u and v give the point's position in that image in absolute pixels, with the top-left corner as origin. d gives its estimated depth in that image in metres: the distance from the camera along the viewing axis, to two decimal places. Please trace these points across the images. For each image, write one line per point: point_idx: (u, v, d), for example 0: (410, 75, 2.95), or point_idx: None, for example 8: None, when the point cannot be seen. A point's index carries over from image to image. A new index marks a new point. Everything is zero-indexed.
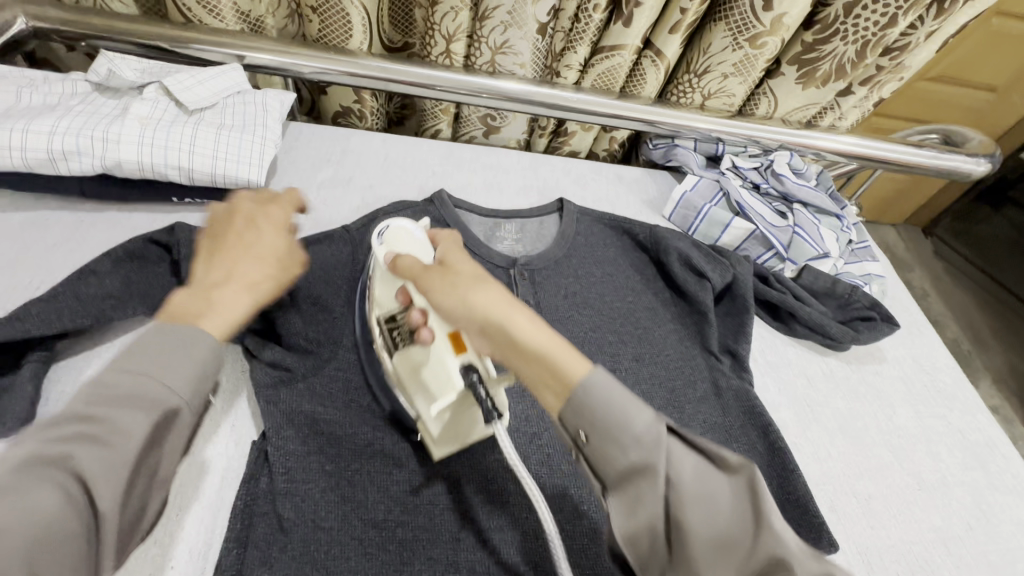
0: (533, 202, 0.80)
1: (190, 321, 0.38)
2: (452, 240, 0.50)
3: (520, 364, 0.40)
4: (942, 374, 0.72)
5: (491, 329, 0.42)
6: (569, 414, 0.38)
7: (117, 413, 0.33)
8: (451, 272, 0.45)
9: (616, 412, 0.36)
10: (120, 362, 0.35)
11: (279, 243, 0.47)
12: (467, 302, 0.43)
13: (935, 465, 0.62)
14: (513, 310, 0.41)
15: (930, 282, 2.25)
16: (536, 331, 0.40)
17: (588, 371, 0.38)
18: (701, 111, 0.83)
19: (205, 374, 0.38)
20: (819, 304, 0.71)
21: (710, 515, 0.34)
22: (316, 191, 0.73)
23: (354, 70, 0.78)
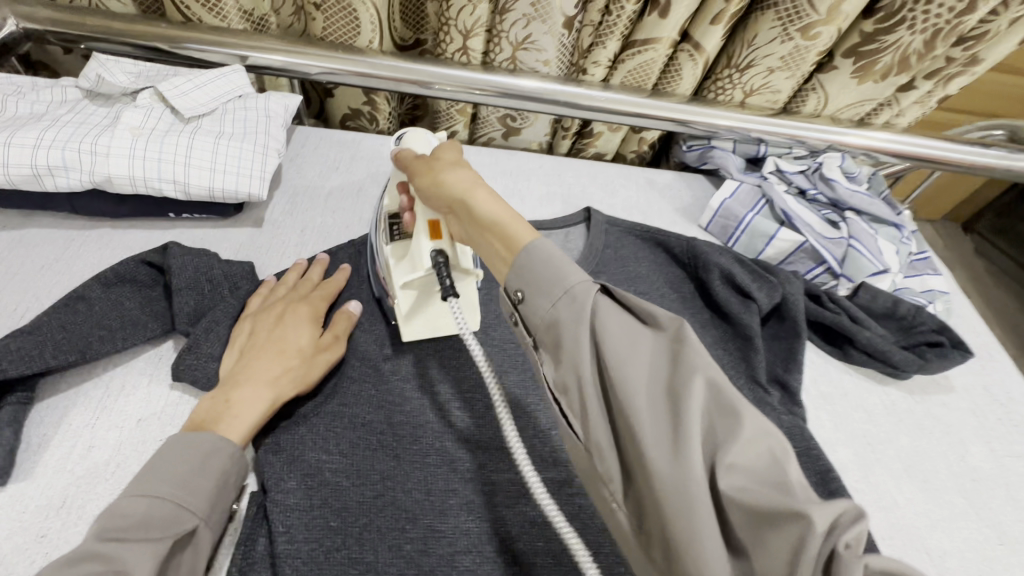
0: (557, 211, 0.74)
1: (209, 439, 0.42)
2: (452, 144, 0.49)
3: (481, 239, 0.39)
4: (1019, 405, 0.64)
5: (457, 196, 0.41)
6: (516, 283, 0.35)
7: (134, 539, 0.36)
8: (428, 171, 0.46)
9: (624, 353, 0.30)
10: (133, 490, 0.38)
11: (303, 337, 0.51)
12: (440, 183, 0.44)
13: (1016, 514, 0.55)
14: (474, 186, 0.41)
15: (970, 281, 2.13)
16: (491, 202, 0.39)
17: (575, 286, 0.33)
18: (742, 109, 0.76)
19: (221, 498, 0.41)
20: (879, 327, 0.64)
21: (730, 453, 0.27)
22: (323, 202, 0.68)
23: (364, 70, 0.72)
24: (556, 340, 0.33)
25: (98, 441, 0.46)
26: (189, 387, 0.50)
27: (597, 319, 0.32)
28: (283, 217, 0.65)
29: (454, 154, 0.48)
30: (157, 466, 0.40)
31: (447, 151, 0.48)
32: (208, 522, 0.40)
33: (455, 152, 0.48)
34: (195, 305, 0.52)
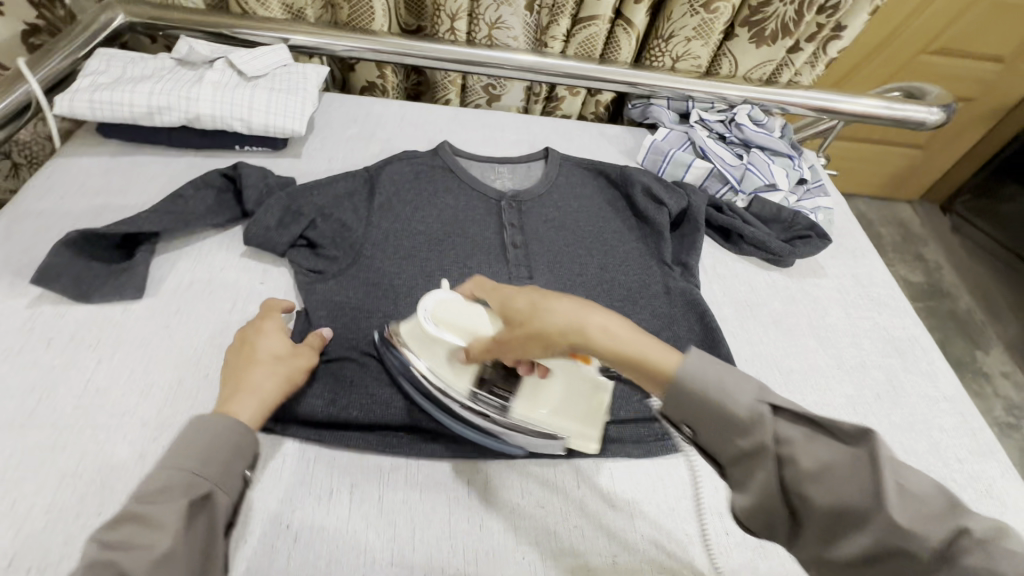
0: (524, 152, 0.95)
1: (218, 418, 0.46)
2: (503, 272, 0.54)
3: (625, 363, 0.44)
4: (878, 286, 0.82)
5: (565, 319, 0.46)
6: (674, 410, 0.42)
7: (161, 503, 0.41)
8: (521, 300, 0.50)
9: (824, 474, 0.37)
10: (162, 465, 0.43)
11: (273, 347, 0.56)
12: (582, 326, 0.45)
13: (856, 351, 0.73)
14: (594, 308, 0.46)
15: (944, 253, 2.19)
16: (626, 331, 0.45)
17: (749, 407, 0.39)
18: (671, 73, 0.97)
19: (232, 468, 0.45)
20: (765, 228, 0.83)
21: (892, 514, 0.34)
22: (345, 142, 0.90)
23: (376, 46, 0.95)
24: (746, 450, 0.39)
25: (195, 280, 0.68)
26: (255, 253, 0.72)
27: (682, 376, 0.41)
28: (316, 151, 0.88)
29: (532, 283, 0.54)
30: (179, 444, 0.44)
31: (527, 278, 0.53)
32: (225, 489, 0.44)
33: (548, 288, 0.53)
34: (259, 198, 0.74)
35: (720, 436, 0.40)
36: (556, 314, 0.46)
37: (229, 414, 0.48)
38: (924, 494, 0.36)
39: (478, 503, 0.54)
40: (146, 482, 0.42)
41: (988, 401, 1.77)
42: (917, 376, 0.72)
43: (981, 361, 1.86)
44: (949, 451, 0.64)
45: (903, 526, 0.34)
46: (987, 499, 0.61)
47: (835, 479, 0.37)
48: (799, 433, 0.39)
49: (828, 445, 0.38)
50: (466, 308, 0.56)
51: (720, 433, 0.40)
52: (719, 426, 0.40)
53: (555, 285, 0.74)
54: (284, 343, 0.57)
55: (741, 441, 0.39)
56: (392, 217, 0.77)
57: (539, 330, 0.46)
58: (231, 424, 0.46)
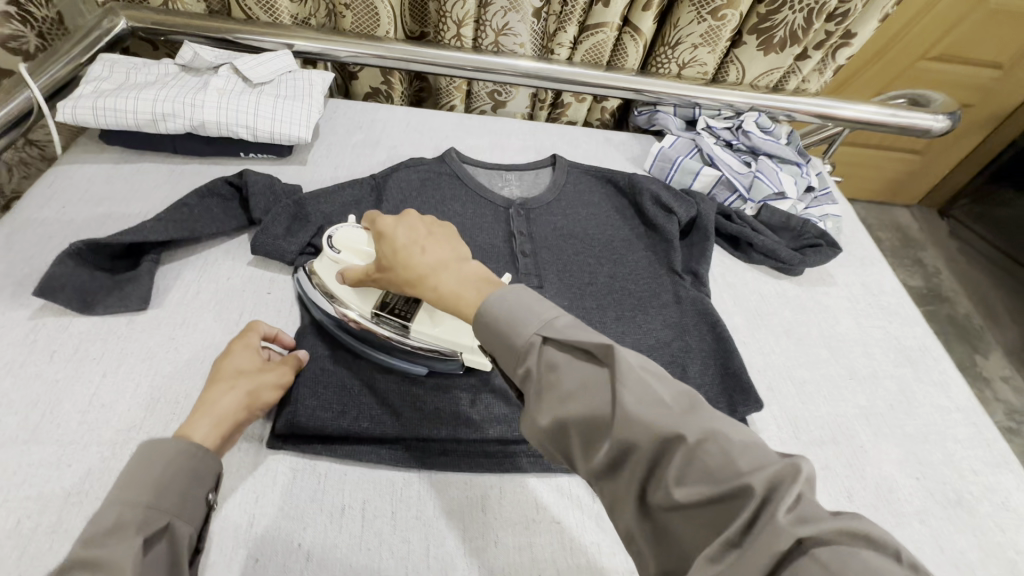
0: (530, 158, 0.95)
1: (169, 444, 0.45)
2: (380, 215, 0.55)
3: (438, 303, 0.49)
4: (887, 295, 0.82)
5: (406, 268, 0.51)
6: (488, 341, 0.44)
7: (114, 542, 0.39)
8: (387, 245, 0.53)
9: (623, 389, 0.36)
10: (118, 501, 0.41)
11: (243, 361, 0.55)
12: (406, 250, 0.52)
13: (867, 361, 0.73)
14: (449, 261, 0.50)
15: (943, 259, 2.20)
16: (439, 256, 0.51)
17: (524, 337, 0.42)
18: (678, 79, 0.97)
19: (191, 492, 0.44)
20: (775, 236, 0.83)
21: (714, 465, 0.32)
22: (351, 149, 0.90)
23: (381, 53, 0.94)
24: (686, 502, 0.32)
25: (201, 290, 0.67)
26: (262, 262, 0.71)
27: (500, 299, 0.44)
28: (322, 158, 0.87)
29: (426, 222, 0.55)
30: (130, 475, 0.43)
31: (408, 216, 0.56)
32: (185, 516, 0.43)
33: (432, 224, 0.56)
34: (266, 206, 0.73)
35: (509, 362, 0.43)
36: (410, 266, 0.51)
37: (183, 436, 0.47)
38: (728, 459, 0.33)
39: (493, 519, 0.53)
40: (95, 523, 0.39)
41: (988, 406, 1.77)
42: (929, 386, 0.71)
43: (981, 365, 1.87)
44: (963, 462, 0.64)
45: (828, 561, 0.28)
46: (1003, 511, 0.60)
47: (666, 418, 0.35)
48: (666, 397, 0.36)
49: (667, 387, 0.37)
50: (360, 234, 0.61)
51: (614, 458, 0.36)
52: (615, 441, 0.35)
53: (565, 293, 0.74)
54: (256, 358, 0.56)
55: (602, 447, 0.36)
56: (401, 225, 0.77)
57: (398, 272, 0.52)
58: (181, 447, 0.45)
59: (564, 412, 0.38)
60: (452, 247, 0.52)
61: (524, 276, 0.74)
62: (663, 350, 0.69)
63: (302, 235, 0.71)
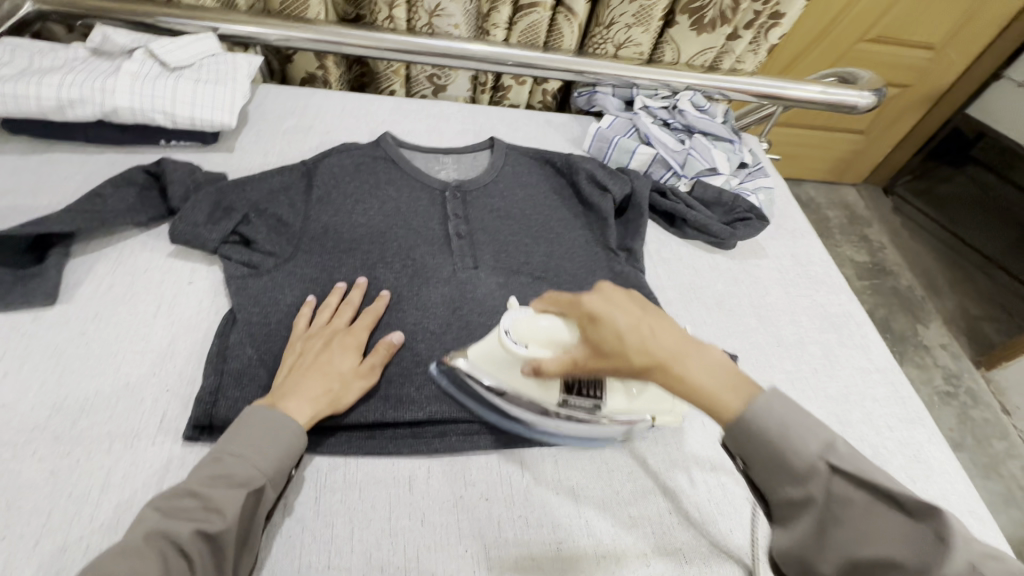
0: (470, 141, 0.94)
1: (282, 419, 0.50)
2: (586, 295, 0.46)
3: (689, 402, 0.42)
4: (815, 265, 0.85)
5: (636, 357, 0.43)
6: (732, 441, 0.42)
7: (223, 488, 0.44)
8: (606, 331, 0.44)
9: (788, 437, 0.40)
10: (224, 450, 0.47)
11: (345, 362, 0.57)
12: (683, 364, 0.43)
13: (794, 328, 0.75)
14: (688, 346, 0.44)
15: (888, 235, 2.29)
16: (713, 358, 0.43)
17: (807, 459, 0.39)
18: (614, 60, 0.98)
19: (285, 466, 0.48)
20: (708, 211, 0.85)
21: (887, 529, 0.37)
22: (282, 135, 0.87)
23: (311, 36, 0.91)
24: (870, 560, 0.37)
25: (116, 283, 0.64)
26: (184, 251, 0.69)
27: (761, 412, 0.41)
28: (250, 145, 0.84)
29: (627, 293, 0.47)
30: (244, 431, 0.48)
31: (606, 291, 0.47)
32: (275, 485, 0.47)
33: (639, 300, 0.47)
34: (185, 193, 0.71)
35: (770, 480, 0.40)
36: (644, 352, 0.43)
37: (278, 409, 0.50)
38: (917, 532, 0.36)
39: (420, 498, 0.53)
40: (207, 466, 0.45)
41: (928, 372, 1.86)
42: (851, 350, 0.74)
43: (922, 334, 1.96)
44: (880, 419, 0.67)
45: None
46: (914, 464, 0.63)
47: (846, 466, 0.38)
48: (859, 495, 0.38)
49: (891, 517, 0.37)
50: (548, 319, 0.51)
51: (795, 507, 0.40)
52: (816, 521, 0.39)
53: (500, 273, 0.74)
54: (358, 361, 0.57)
55: (790, 493, 0.39)
56: (330, 211, 0.75)
57: (625, 364, 0.43)
58: (286, 425, 0.49)
59: (854, 557, 0.37)
60: (681, 327, 0.45)
61: (459, 257, 0.74)
62: None
63: (223, 223, 0.68)
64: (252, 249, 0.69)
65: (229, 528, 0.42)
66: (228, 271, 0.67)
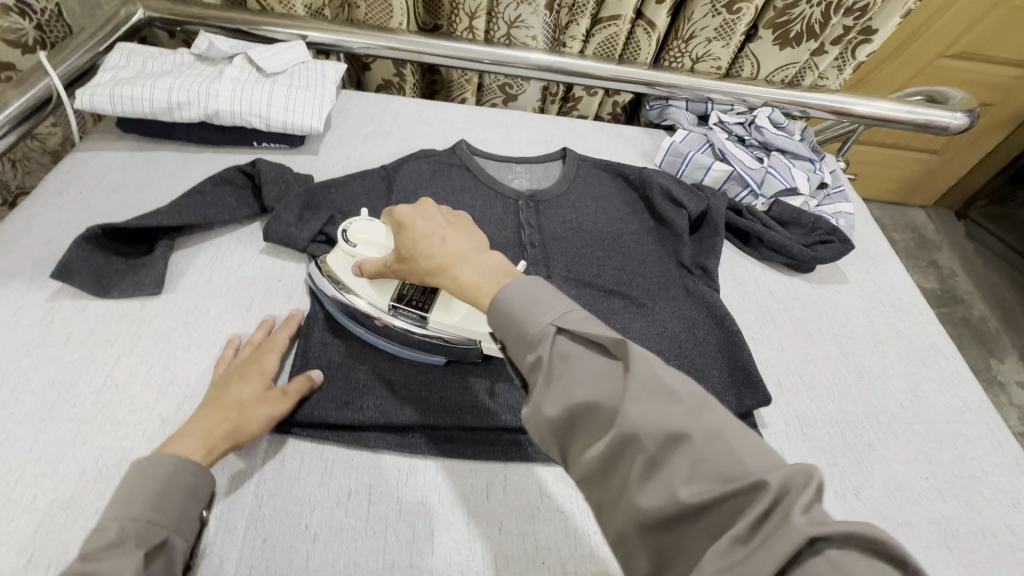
0: (540, 151, 0.95)
1: (158, 460, 0.46)
2: (399, 208, 0.55)
3: (454, 294, 0.49)
4: (900, 293, 0.81)
5: (425, 253, 0.52)
6: (496, 328, 0.44)
7: (114, 557, 0.40)
8: (407, 237, 0.54)
9: (528, 315, 0.42)
10: (111, 518, 0.42)
11: (245, 391, 0.53)
12: (456, 266, 0.50)
13: (878, 359, 0.72)
14: (472, 253, 0.51)
15: (959, 261, 2.16)
16: (485, 267, 0.48)
17: (540, 326, 0.41)
18: (691, 74, 0.97)
19: (188, 510, 0.46)
20: (786, 232, 0.82)
21: (698, 448, 0.34)
22: (362, 139, 0.90)
23: (393, 45, 0.94)
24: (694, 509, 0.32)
25: (214, 276, 0.68)
26: (274, 249, 0.72)
27: (510, 294, 0.44)
28: (333, 148, 0.88)
29: (441, 212, 0.57)
30: (128, 490, 0.44)
31: (425, 207, 0.56)
32: (181, 535, 0.45)
33: (449, 215, 0.57)
34: (278, 194, 0.74)
35: (521, 362, 0.42)
36: (433, 256, 0.51)
37: (166, 451, 0.47)
38: (678, 430, 0.35)
39: (498, 506, 0.53)
40: (90, 542, 0.41)
41: (1002, 410, 1.74)
42: (940, 385, 0.70)
43: (996, 370, 1.84)
44: (974, 463, 0.63)
45: (723, 472, 0.33)
46: (1013, 513, 0.59)
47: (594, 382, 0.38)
48: (580, 356, 0.40)
49: (607, 379, 0.38)
50: (376, 229, 0.60)
51: (611, 455, 0.36)
52: (642, 465, 0.35)
53: (572, 284, 0.74)
54: (264, 387, 0.54)
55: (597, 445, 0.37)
56: (409, 217, 0.77)
57: (416, 263, 0.52)
58: (166, 462, 0.46)
59: (573, 400, 0.38)
60: (474, 240, 0.53)
61: (533, 267, 0.75)
62: (668, 343, 0.68)
63: (311, 223, 0.71)
64: (338, 250, 0.72)
65: None
66: (315, 270, 0.70)
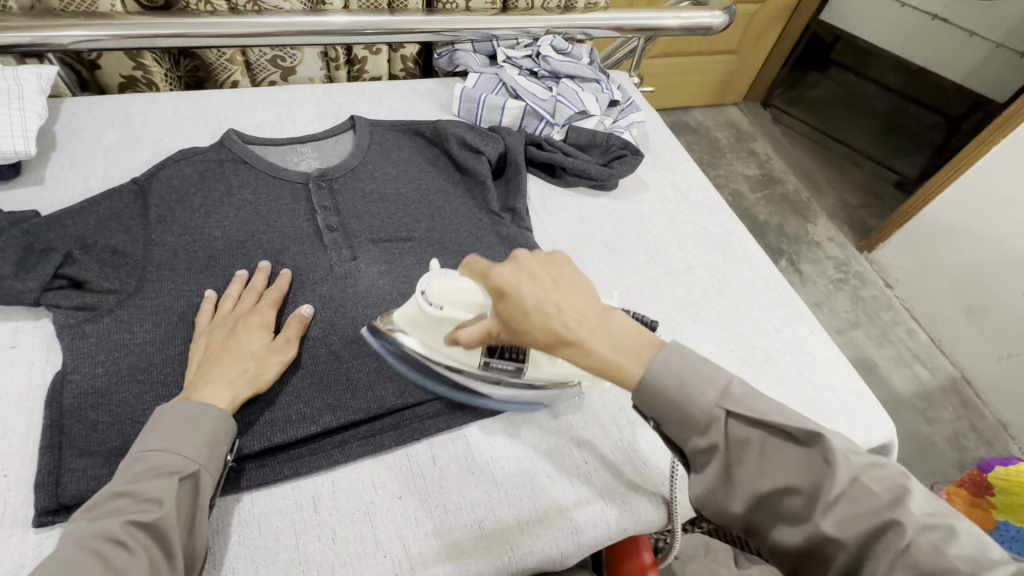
0: (329, 124, 0.87)
1: (195, 406, 0.48)
2: (499, 270, 0.46)
3: (592, 370, 0.43)
4: (695, 190, 0.87)
5: (548, 327, 0.43)
6: (642, 403, 0.43)
7: (151, 479, 0.44)
8: (515, 306, 0.44)
9: (683, 390, 0.42)
10: (142, 449, 0.45)
11: (255, 343, 0.56)
12: (583, 339, 0.43)
13: (683, 255, 0.78)
14: (600, 312, 0.45)
15: (771, 146, 2.43)
16: (631, 327, 0.45)
17: (705, 412, 0.41)
18: (466, 14, 0.93)
19: (217, 448, 0.48)
20: (585, 155, 0.84)
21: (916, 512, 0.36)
22: (103, 153, 0.76)
23: (116, 31, 0.78)
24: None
25: None
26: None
27: (657, 366, 0.42)
28: (63, 171, 0.73)
29: (543, 263, 0.47)
30: (172, 426, 0.47)
31: (523, 262, 0.46)
32: (210, 469, 0.47)
33: (550, 267, 0.47)
34: None
35: (677, 434, 0.42)
36: (555, 328, 0.43)
37: (194, 401, 0.49)
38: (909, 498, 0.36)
39: (329, 516, 0.51)
40: (130, 466, 0.45)
41: (822, 265, 2.04)
42: (735, 264, 0.78)
43: (812, 232, 2.14)
44: (768, 325, 0.71)
45: (914, 561, 0.34)
46: (801, 358, 0.68)
47: (756, 457, 0.40)
48: (754, 436, 0.40)
49: (782, 450, 0.40)
50: (459, 287, 0.51)
51: (808, 546, 0.38)
52: (848, 561, 0.37)
53: (382, 259, 0.70)
54: (269, 339, 0.57)
55: (799, 531, 0.38)
56: (175, 231, 0.67)
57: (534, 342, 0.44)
58: (202, 410, 0.48)
59: (757, 493, 0.40)
60: (591, 297, 0.46)
61: (336, 250, 0.69)
62: None
63: (39, 268, 0.59)
64: (87, 290, 0.60)
65: (167, 516, 0.42)
66: (57, 321, 0.58)
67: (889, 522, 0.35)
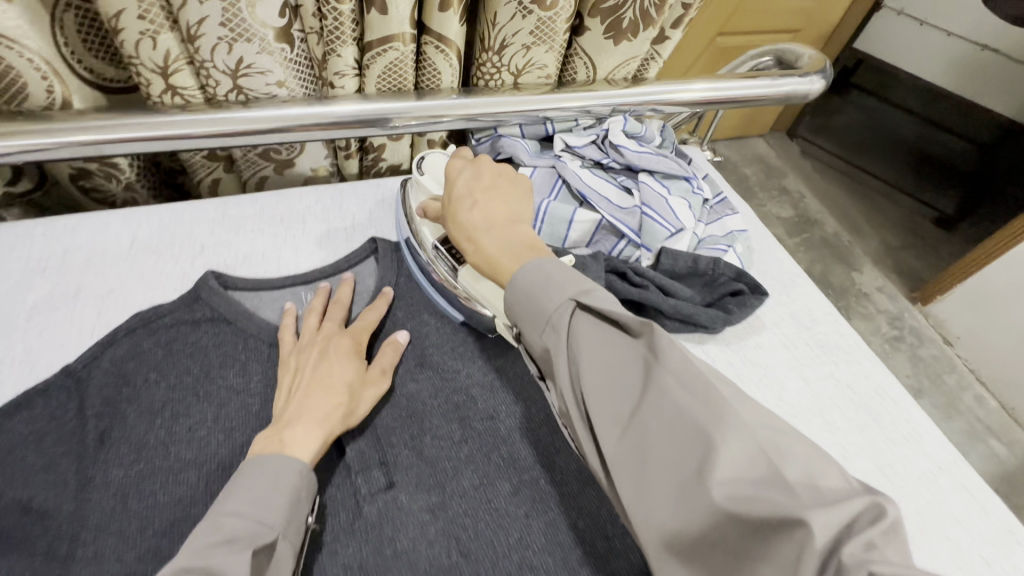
0: (343, 250, 0.66)
1: (278, 459, 0.42)
2: (456, 157, 0.57)
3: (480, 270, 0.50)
4: (822, 325, 0.67)
5: (466, 240, 0.51)
6: (517, 312, 0.45)
7: (226, 553, 0.36)
8: (450, 193, 0.54)
9: (542, 295, 0.43)
10: (220, 511, 0.39)
11: (348, 371, 0.51)
12: (480, 249, 0.50)
13: (833, 438, 0.57)
14: (511, 230, 0.50)
15: (805, 182, 2.25)
16: (529, 235, 0.51)
17: (557, 303, 0.42)
18: (516, 92, 0.72)
19: (297, 511, 0.42)
20: (687, 290, 0.64)
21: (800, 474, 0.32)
22: (25, 318, 0.54)
23: (42, 138, 0.56)
24: None
25: None
26: None
27: (530, 277, 0.45)
28: None
29: (494, 168, 0.56)
30: (250, 485, 0.41)
31: (481, 163, 0.56)
32: (288, 537, 0.41)
33: (500, 174, 0.55)
34: None
35: (536, 333, 0.43)
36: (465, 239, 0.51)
37: (285, 455, 0.43)
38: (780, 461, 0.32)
39: None
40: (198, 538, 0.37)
41: (872, 321, 1.84)
42: (901, 447, 0.57)
43: (858, 281, 1.94)
44: (972, 554, 0.51)
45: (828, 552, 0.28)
46: None
47: (593, 356, 0.40)
48: (602, 345, 0.41)
49: (613, 352, 0.40)
50: None
51: (687, 535, 0.32)
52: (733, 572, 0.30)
53: (427, 480, 0.49)
54: (355, 368, 0.52)
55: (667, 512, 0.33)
56: (125, 458, 0.46)
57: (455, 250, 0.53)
58: (285, 463, 0.42)
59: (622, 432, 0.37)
60: (513, 221, 0.51)
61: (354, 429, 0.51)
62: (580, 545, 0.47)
63: None
64: None
65: None
66: None
67: (788, 509, 0.29)
